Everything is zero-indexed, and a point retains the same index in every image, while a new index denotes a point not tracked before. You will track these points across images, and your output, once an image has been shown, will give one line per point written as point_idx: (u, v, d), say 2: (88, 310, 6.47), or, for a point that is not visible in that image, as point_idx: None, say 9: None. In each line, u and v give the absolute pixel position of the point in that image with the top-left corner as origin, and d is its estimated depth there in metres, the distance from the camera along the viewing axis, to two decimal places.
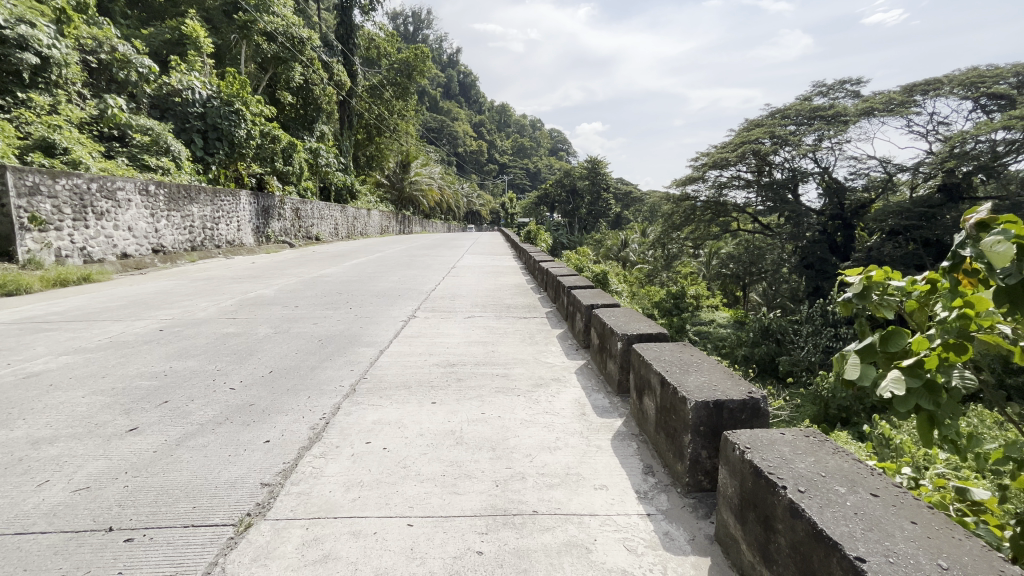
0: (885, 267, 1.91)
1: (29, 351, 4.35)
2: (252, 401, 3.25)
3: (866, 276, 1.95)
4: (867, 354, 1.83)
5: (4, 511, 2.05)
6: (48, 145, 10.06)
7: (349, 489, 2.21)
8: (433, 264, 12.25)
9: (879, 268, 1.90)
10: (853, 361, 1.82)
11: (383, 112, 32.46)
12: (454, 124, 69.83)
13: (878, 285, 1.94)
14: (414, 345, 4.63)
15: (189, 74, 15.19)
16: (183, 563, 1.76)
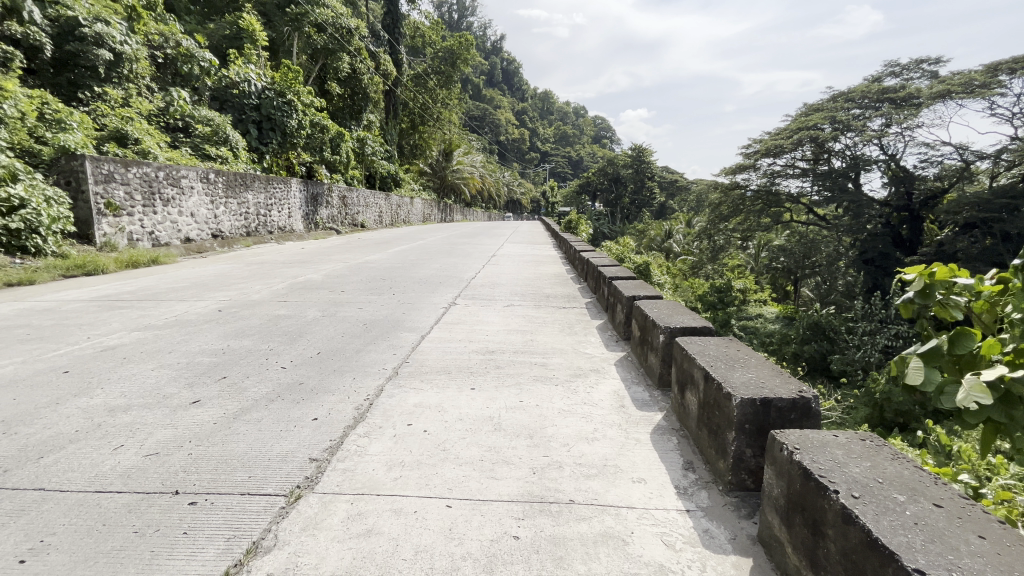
0: (951, 264, 1.77)
1: (106, 326, 4.74)
2: (302, 380, 3.42)
3: (928, 273, 1.81)
4: (931, 357, 1.71)
5: (87, 470, 2.26)
6: (121, 135, 10.81)
7: (391, 468, 2.29)
8: (474, 253, 12.35)
9: (944, 265, 1.77)
10: (915, 365, 1.70)
11: (427, 101, 32.86)
12: (496, 112, 69.62)
13: (944, 283, 1.80)
14: (454, 332, 4.71)
15: (246, 66, 15.90)
16: (240, 528, 1.89)
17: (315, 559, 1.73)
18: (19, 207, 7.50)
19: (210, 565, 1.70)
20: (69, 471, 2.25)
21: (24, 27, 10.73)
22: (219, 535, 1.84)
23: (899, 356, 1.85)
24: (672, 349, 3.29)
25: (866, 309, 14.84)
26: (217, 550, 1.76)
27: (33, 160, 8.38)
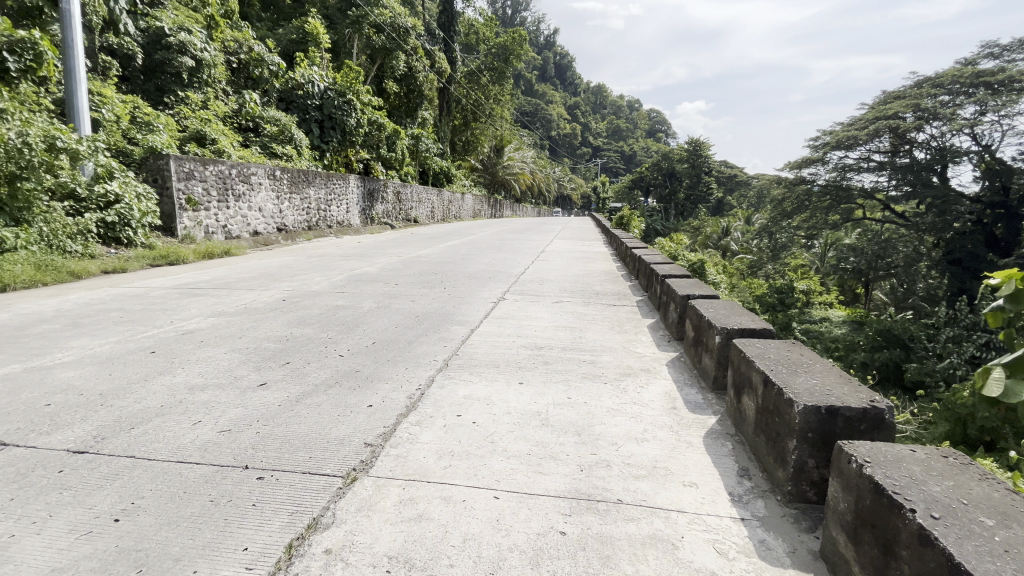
0: None
1: (186, 312, 5.17)
2: (358, 367, 3.59)
3: (1014, 279, 1.63)
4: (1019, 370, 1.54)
5: (170, 442, 2.49)
6: (200, 136, 11.70)
7: (440, 457, 2.36)
8: (523, 249, 12.38)
9: None
10: (1000, 379, 1.53)
11: (479, 98, 33.24)
12: (548, 107, 69.17)
13: None
14: (503, 326, 4.76)
15: (311, 68, 16.73)
16: (302, 504, 2.01)
17: (369, 539, 1.81)
18: (115, 202, 8.31)
19: (275, 536, 1.82)
20: (155, 441, 2.49)
21: (119, 37, 11.79)
22: (283, 510, 1.97)
23: (981, 370, 1.67)
24: (728, 350, 3.16)
25: (949, 315, 13.56)
26: (282, 523, 1.89)
27: (126, 159, 9.24)
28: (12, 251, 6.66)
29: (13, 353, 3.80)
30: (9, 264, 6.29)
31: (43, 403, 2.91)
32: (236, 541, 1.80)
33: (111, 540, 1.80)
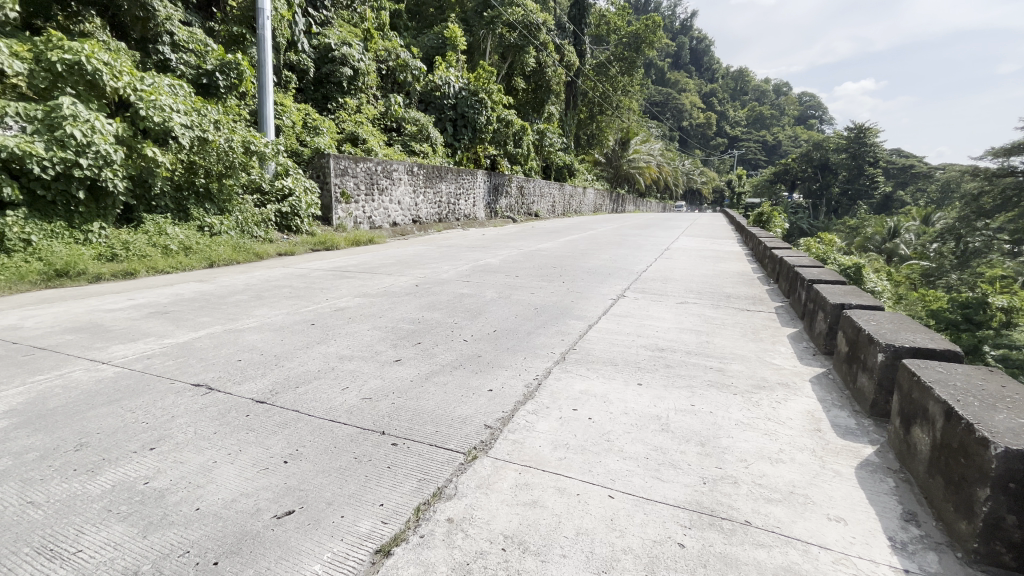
0: None
1: (338, 291, 5.93)
2: (480, 353, 3.79)
3: None
4: None
5: (325, 403, 2.89)
6: (354, 137, 13.28)
7: (556, 447, 2.39)
8: (646, 245, 11.89)
9: None
10: None
11: (607, 90, 32.51)
12: (680, 95, 65.07)
13: None
14: (622, 324, 4.64)
15: (448, 71, 18.07)
16: (428, 474, 2.18)
17: (487, 515, 1.91)
18: (288, 195, 9.80)
19: (406, 498, 2.01)
20: (313, 401, 2.91)
21: (297, 55, 13.55)
22: (413, 475, 2.18)
23: None
24: (895, 372, 2.70)
25: None
26: (411, 487, 2.08)
27: (298, 159, 10.83)
28: (217, 235, 8.28)
29: (216, 317, 4.72)
30: (215, 245, 7.82)
31: (235, 358, 3.59)
32: (373, 496, 2.02)
33: (281, 478, 2.15)
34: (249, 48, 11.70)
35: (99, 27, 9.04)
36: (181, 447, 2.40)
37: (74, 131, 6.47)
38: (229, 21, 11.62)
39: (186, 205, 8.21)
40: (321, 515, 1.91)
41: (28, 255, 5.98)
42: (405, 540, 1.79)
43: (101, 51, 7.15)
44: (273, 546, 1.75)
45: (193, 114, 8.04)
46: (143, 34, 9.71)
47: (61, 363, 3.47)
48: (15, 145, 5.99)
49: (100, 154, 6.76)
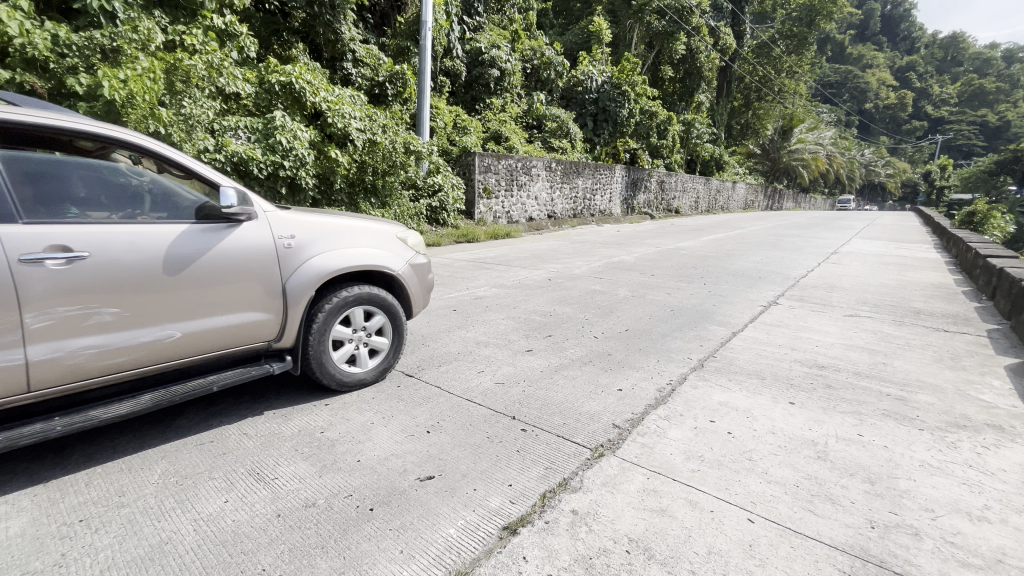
0: None
1: (476, 281, 6.33)
2: (611, 351, 3.74)
3: None
4: None
5: (463, 383, 3.13)
6: (498, 135, 13.96)
7: (688, 458, 2.26)
8: (807, 247, 10.46)
9: None
10: None
11: (769, 72, 29.11)
12: (864, 72, 55.30)
13: None
14: (773, 335, 4.16)
15: (591, 65, 17.97)
16: (555, 464, 2.23)
17: (612, 515, 1.89)
18: (438, 190, 10.79)
19: (533, 483, 2.09)
20: (453, 380, 3.17)
21: (452, 61, 14.35)
22: (540, 462, 2.25)
23: None
24: None
25: None
26: (539, 474, 2.16)
27: (448, 157, 11.82)
28: None
29: None
30: None
31: None
32: (503, 476, 2.14)
33: (425, 446, 2.40)
34: (412, 58, 12.94)
35: (301, 51, 10.76)
36: (347, 406, 2.81)
37: (281, 139, 7.93)
38: (398, 35, 13.03)
39: (357, 199, 9.51)
40: (457, 485, 2.09)
41: None
42: (531, 523, 1.86)
43: (305, 71, 8.58)
44: (416, 505, 1.96)
45: (366, 121, 9.25)
46: (332, 54, 11.36)
47: None
48: (242, 150, 7.54)
49: (298, 157, 8.16)
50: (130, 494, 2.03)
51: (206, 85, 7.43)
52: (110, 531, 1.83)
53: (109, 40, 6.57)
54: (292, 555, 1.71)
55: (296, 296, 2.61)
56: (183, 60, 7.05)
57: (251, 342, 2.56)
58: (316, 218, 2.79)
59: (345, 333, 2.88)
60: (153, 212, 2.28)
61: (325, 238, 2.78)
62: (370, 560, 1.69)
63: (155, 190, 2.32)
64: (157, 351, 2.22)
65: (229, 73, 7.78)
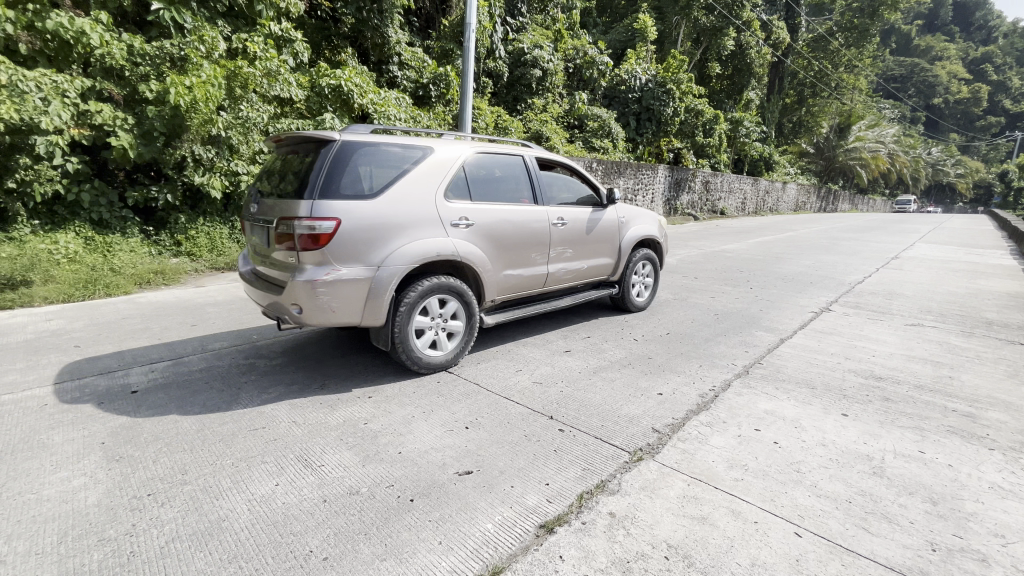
0: None
1: None
2: (651, 354, 3.67)
3: None
4: None
5: (501, 381, 3.16)
6: (539, 136, 13.97)
7: (731, 466, 2.20)
8: (865, 251, 9.87)
9: None
10: None
11: (825, 67, 27.66)
12: (932, 65, 51.60)
13: None
14: (825, 343, 3.96)
15: (635, 63, 17.64)
16: (593, 465, 2.22)
17: (650, 519, 1.87)
18: None
19: (570, 483, 2.09)
20: (491, 377, 3.21)
21: (495, 61, 14.41)
22: (578, 463, 2.24)
23: None
24: None
25: None
26: (576, 474, 2.15)
27: None
28: None
29: None
30: None
31: None
32: (540, 475, 2.15)
33: (464, 441, 2.44)
34: (456, 60, 13.13)
35: (349, 55, 11.10)
36: (389, 399, 2.90)
37: None
38: (443, 38, 13.28)
39: None
40: (495, 481, 2.11)
41: None
42: (568, 523, 1.86)
43: (354, 75, 8.86)
44: (455, 498, 2.01)
45: (411, 122, 9.48)
46: (379, 57, 11.67)
47: None
48: None
49: None
50: (191, 473, 2.18)
51: (264, 91, 7.83)
52: (174, 505, 1.97)
53: (177, 48, 7.04)
54: (337, 539, 1.79)
55: (622, 251, 4.52)
56: (242, 68, 7.44)
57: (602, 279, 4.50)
58: (628, 209, 4.69)
59: (638, 275, 4.83)
60: (542, 198, 3.90)
61: (637, 219, 4.76)
62: (410, 548, 1.74)
63: (540, 182, 3.95)
64: (506, 287, 3.62)
65: (285, 79, 8.08)
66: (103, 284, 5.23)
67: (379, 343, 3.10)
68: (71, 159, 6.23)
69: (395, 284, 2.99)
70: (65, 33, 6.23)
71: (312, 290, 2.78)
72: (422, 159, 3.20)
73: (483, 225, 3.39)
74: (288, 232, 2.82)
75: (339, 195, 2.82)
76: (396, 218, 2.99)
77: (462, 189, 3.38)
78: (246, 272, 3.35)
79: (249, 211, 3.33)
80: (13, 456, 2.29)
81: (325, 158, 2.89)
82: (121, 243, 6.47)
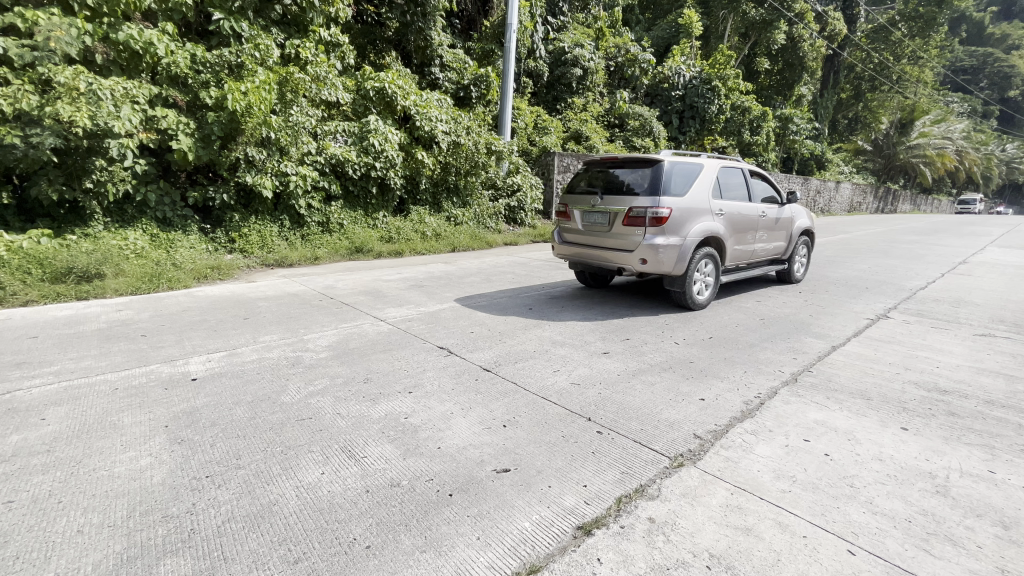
0: None
1: (552, 281, 6.34)
2: (693, 358, 3.58)
3: None
4: None
5: (539, 381, 3.16)
6: (578, 135, 13.88)
7: (778, 477, 2.11)
8: (928, 256, 9.24)
9: None
10: None
11: (885, 59, 26.07)
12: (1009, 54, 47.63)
13: None
14: (882, 352, 3.75)
15: (679, 60, 17.21)
16: (632, 469, 2.19)
17: (692, 527, 1.83)
18: (517, 190, 10.97)
19: (609, 486, 2.07)
20: (530, 377, 3.22)
21: (535, 61, 14.35)
22: (616, 466, 2.22)
23: None
24: None
25: None
26: (614, 477, 2.13)
27: (528, 158, 11.95)
28: (460, 224, 9.78)
29: (456, 293, 5.61)
30: (458, 233, 9.28)
31: (468, 330, 4.22)
32: (578, 476, 2.14)
33: (501, 439, 2.46)
34: (496, 60, 13.22)
35: (393, 58, 11.33)
36: (429, 395, 2.97)
37: (374, 141, 8.47)
38: (484, 40, 13.44)
39: (440, 199, 9.91)
40: (532, 480, 2.12)
41: (340, 234, 8.15)
42: (606, 526, 1.85)
43: (397, 77, 9.07)
44: (492, 495, 2.03)
45: (451, 123, 9.63)
46: (422, 59, 11.81)
47: (357, 316, 4.66)
48: (339, 153, 8.17)
49: (389, 158, 8.67)
50: (245, 458, 2.30)
51: (313, 96, 8.20)
52: (229, 487, 2.09)
53: (234, 56, 7.42)
54: (379, 528, 1.84)
55: (794, 237, 6.17)
56: (293, 73, 7.77)
57: (780, 258, 6.17)
58: (796, 206, 6.33)
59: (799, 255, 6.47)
60: (753, 198, 5.59)
61: (802, 214, 6.38)
62: (449, 542, 1.77)
63: (748, 185, 5.58)
64: (736, 257, 5.33)
65: (332, 83, 8.45)
66: (164, 278, 5.58)
67: (672, 288, 4.81)
68: (139, 161, 6.68)
69: (692, 250, 4.72)
70: (136, 44, 6.68)
71: (655, 250, 4.54)
72: (696, 173, 4.90)
73: (727, 215, 5.08)
74: (639, 215, 4.59)
75: (667, 195, 4.60)
76: (692, 210, 4.73)
77: (718, 192, 5.10)
78: (576, 245, 5.17)
79: (577, 206, 5.14)
80: (88, 435, 2.49)
81: (649, 175, 4.66)
82: (182, 240, 6.89)
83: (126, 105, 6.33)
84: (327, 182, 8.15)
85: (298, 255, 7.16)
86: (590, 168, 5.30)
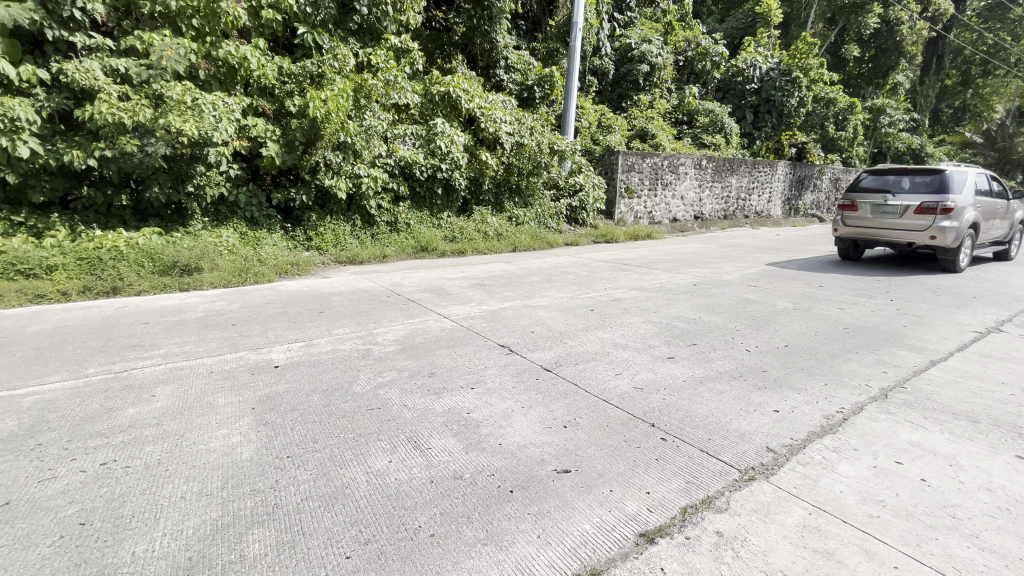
0: None
1: (614, 282, 6.23)
2: (766, 367, 3.37)
3: None
4: None
5: (600, 383, 3.12)
6: (644, 133, 13.52)
7: (864, 500, 1.95)
8: None
9: None
10: None
11: (1003, 39, 23.05)
12: None
13: None
14: (992, 370, 3.33)
15: (755, 51, 16.25)
16: (698, 479, 2.11)
17: (764, 545, 1.73)
18: (579, 190, 10.86)
19: (673, 495, 2.01)
20: (591, 379, 3.19)
21: (601, 59, 14.11)
22: (681, 475, 2.15)
23: None
24: None
25: None
26: (679, 486, 2.06)
27: (591, 157, 11.78)
28: (521, 224, 9.84)
29: (517, 293, 5.66)
30: (519, 233, 9.33)
31: (529, 329, 4.24)
32: (641, 482, 2.10)
33: (562, 439, 2.46)
34: (560, 60, 13.17)
35: (459, 62, 11.57)
36: (491, 392, 3.02)
37: (440, 144, 8.73)
38: (548, 39, 13.42)
39: (502, 199, 10.03)
40: (593, 483, 2.10)
41: (407, 233, 8.48)
42: (670, 536, 1.79)
43: (463, 81, 9.28)
44: (553, 495, 2.03)
45: (515, 124, 9.73)
46: (487, 62, 11.96)
47: (422, 312, 4.84)
48: (408, 155, 8.52)
49: (454, 160, 8.90)
50: (321, 442, 2.46)
51: (384, 100, 8.55)
52: (308, 468, 2.25)
53: (316, 67, 7.94)
54: (443, 518, 1.90)
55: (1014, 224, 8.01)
56: (367, 80, 8.17)
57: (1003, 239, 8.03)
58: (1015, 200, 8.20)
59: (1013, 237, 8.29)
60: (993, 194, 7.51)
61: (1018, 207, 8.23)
62: (510, 538, 1.80)
63: (988, 185, 7.52)
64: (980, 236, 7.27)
65: (402, 88, 8.77)
66: (252, 273, 6.08)
67: (945, 256, 6.91)
68: (232, 166, 7.34)
69: (963, 232, 6.79)
70: (233, 59, 7.34)
71: (943, 230, 6.61)
72: (963, 177, 6.93)
73: (982, 206, 7.08)
74: (931, 207, 6.64)
75: (952, 194, 6.66)
76: (965, 204, 6.79)
77: (974, 190, 7.03)
78: (862, 229, 7.25)
79: (866, 201, 7.18)
80: (189, 412, 2.78)
81: (935, 180, 6.76)
82: (267, 237, 7.49)
83: (224, 115, 6.98)
84: (396, 184, 8.52)
85: (368, 254, 7.52)
86: (869, 175, 7.37)
